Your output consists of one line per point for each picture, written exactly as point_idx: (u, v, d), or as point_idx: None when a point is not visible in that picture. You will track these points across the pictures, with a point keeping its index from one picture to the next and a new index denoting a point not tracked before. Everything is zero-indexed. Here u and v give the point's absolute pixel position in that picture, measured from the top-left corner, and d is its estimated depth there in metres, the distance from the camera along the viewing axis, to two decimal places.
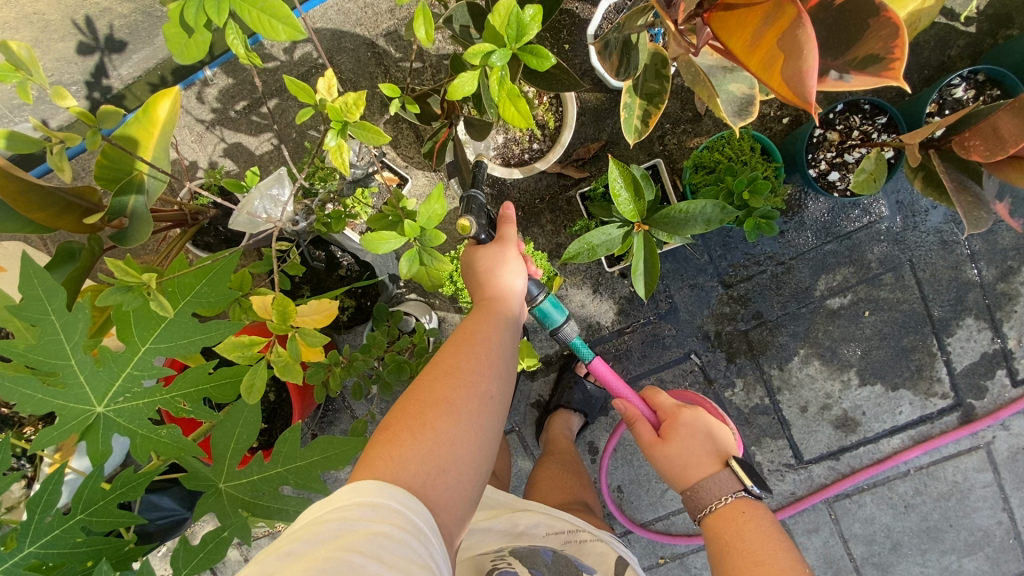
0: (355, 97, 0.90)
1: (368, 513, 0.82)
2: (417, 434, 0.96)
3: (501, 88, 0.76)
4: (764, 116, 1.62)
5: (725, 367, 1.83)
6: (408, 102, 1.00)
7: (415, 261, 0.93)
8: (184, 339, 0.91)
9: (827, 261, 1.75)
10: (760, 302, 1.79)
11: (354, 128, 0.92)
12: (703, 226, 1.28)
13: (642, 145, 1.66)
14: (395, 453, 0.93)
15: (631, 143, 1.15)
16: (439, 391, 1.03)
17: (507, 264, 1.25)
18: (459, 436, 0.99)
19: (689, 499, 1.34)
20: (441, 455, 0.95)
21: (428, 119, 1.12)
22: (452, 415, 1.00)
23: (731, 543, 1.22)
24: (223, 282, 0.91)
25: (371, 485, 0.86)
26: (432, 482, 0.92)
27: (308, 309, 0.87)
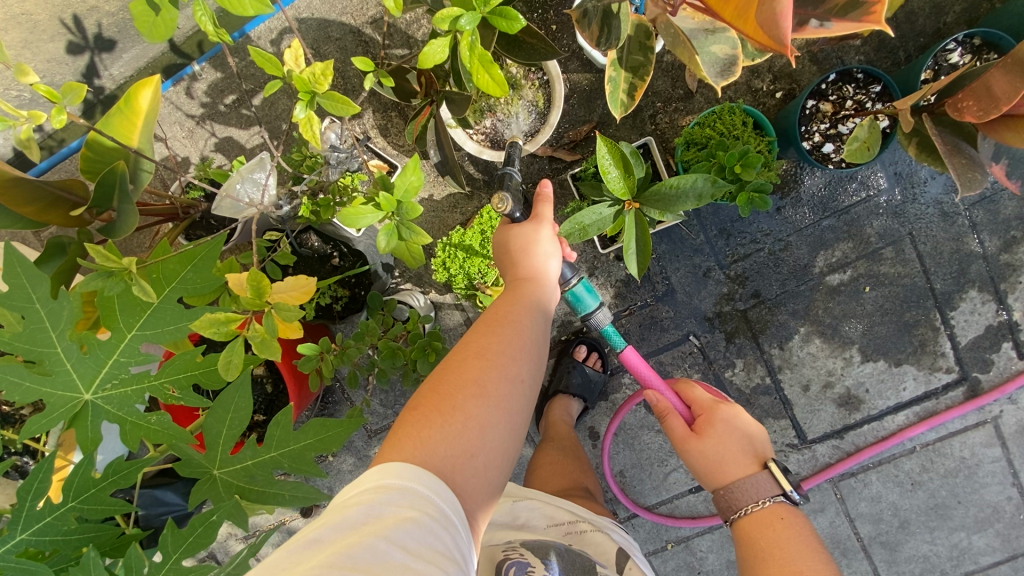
0: (321, 69, 0.89)
1: (395, 498, 0.81)
2: (447, 415, 0.96)
3: (472, 53, 0.75)
4: (757, 91, 1.60)
5: (724, 348, 1.81)
6: (382, 75, 0.99)
7: (395, 235, 0.93)
8: (171, 326, 0.91)
9: (826, 237, 1.73)
10: (758, 281, 1.76)
11: (324, 99, 0.93)
12: (694, 202, 1.26)
13: (633, 124, 1.65)
14: (426, 433, 0.93)
15: (618, 118, 1.14)
16: (472, 372, 1.03)
17: (540, 246, 1.27)
18: (489, 421, 0.99)
19: (723, 499, 1.33)
20: (471, 438, 0.96)
21: (408, 96, 1.11)
22: (484, 397, 1.00)
23: (765, 548, 1.22)
24: (207, 268, 0.91)
25: (401, 468, 0.86)
26: (460, 467, 0.92)
27: (286, 287, 0.87)
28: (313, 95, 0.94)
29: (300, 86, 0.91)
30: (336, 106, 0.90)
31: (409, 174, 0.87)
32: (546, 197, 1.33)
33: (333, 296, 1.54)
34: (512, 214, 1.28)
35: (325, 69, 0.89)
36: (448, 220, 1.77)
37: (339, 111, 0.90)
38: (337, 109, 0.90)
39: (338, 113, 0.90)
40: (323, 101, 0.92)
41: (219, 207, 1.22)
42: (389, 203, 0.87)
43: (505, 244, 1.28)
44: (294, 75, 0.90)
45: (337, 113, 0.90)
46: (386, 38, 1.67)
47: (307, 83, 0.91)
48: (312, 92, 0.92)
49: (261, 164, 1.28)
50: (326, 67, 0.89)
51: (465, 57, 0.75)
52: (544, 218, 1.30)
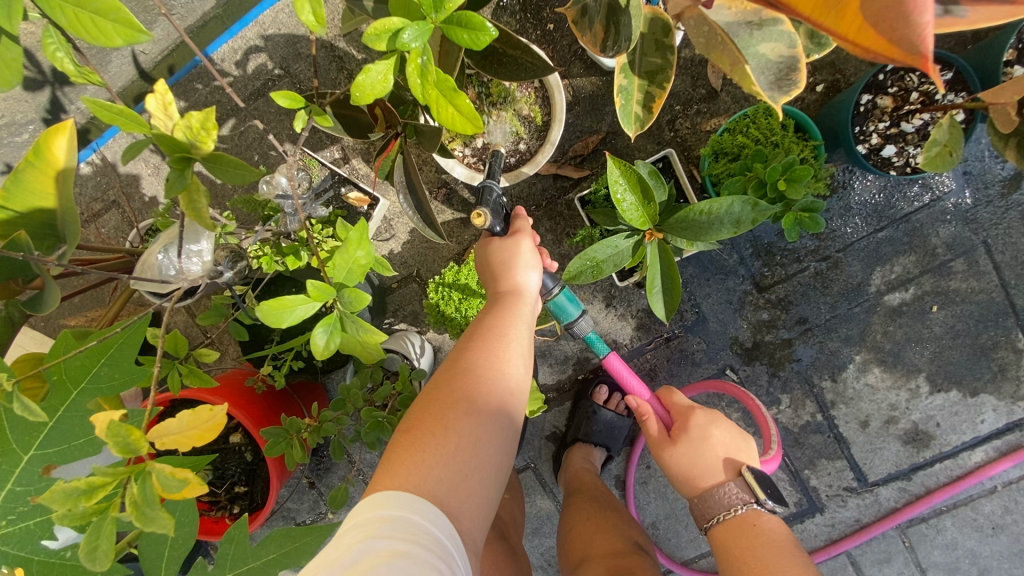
0: (198, 123, 0.60)
1: (389, 531, 0.70)
2: (438, 435, 0.83)
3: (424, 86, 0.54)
4: (793, 86, 1.36)
5: (767, 382, 1.57)
6: (318, 115, 0.80)
7: (336, 328, 0.75)
8: (80, 440, 0.73)
9: (882, 251, 1.47)
10: (804, 305, 1.52)
11: (207, 165, 0.66)
12: (731, 230, 1.03)
13: (648, 133, 1.42)
14: (417, 457, 0.80)
15: (632, 136, 0.92)
16: (461, 388, 0.89)
17: (523, 257, 1.05)
18: (483, 439, 0.85)
19: (698, 509, 1.22)
20: (467, 459, 0.83)
21: (365, 132, 0.91)
22: (476, 416, 0.86)
23: (740, 562, 1.12)
24: (128, 360, 0.75)
25: (393, 497, 0.75)
26: (457, 488, 0.80)
27: (177, 424, 0.50)
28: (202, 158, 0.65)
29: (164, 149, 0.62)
30: (203, 201, 0.63)
31: (350, 249, 0.70)
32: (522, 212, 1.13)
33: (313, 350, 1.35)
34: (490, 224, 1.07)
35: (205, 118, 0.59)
36: (443, 252, 1.56)
37: (195, 209, 0.63)
38: (196, 207, 0.63)
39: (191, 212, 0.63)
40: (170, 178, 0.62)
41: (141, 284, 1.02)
42: (324, 292, 0.69)
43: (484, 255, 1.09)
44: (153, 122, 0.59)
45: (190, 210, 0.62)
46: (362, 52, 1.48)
47: (175, 145, 0.62)
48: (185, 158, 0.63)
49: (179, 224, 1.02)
50: (211, 124, 0.60)
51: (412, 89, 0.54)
52: (525, 229, 1.09)
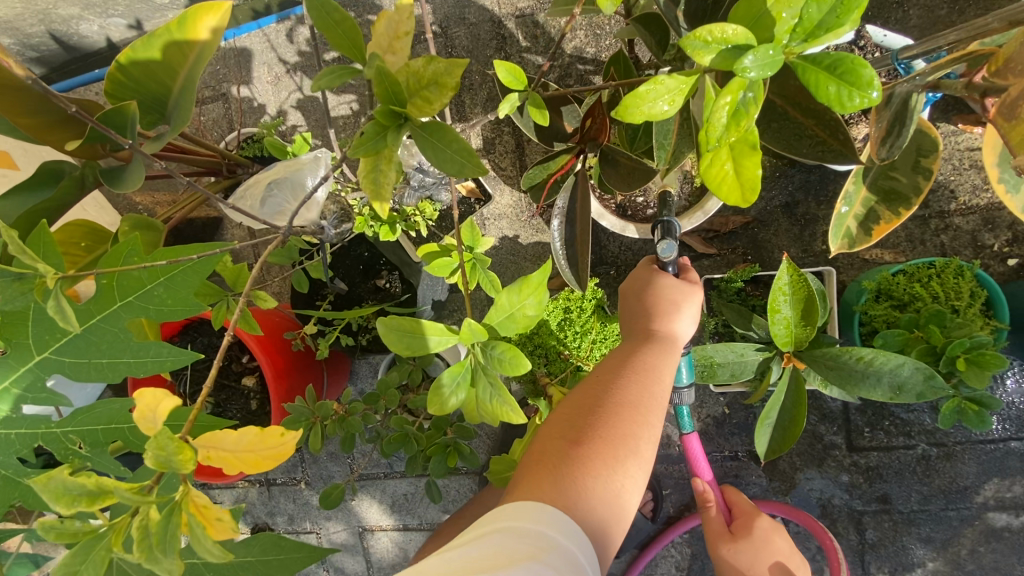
0: (424, 99, 0.46)
1: (557, 561, 0.55)
2: (602, 465, 0.68)
3: (729, 136, 0.37)
4: (981, 248, 1.18)
5: (815, 548, 1.37)
6: (535, 105, 0.56)
7: (464, 381, 0.56)
8: (103, 359, 0.62)
9: (1006, 463, 1.27)
10: (892, 484, 1.32)
11: (418, 136, 0.48)
12: (887, 393, 0.86)
13: (798, 236, 1.25)
14: (588, 481, 0.66)
15: (832, 250, 0.77)
16: (636, 421, 0.73)
17: (693, 308, 0.89)
18: (641, 485, 0.72)
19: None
20: (625, 505, 0.69)
21: (553, 139, 0.73)
22: (644, 460, 0.72)
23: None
24: (186, 287, 0.64)
25: (558, 518, 0.61)
26: (612, 532, 0.67)
27: (235, 439, 0.37)
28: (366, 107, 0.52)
29: (379, 97, 0.46)
30: (389, 182, 0.50)
31: (518, 293, 0.52)
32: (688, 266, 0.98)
33: (363, 325, 1.22)
34: (665, 260, 0.91)
35: (441, 93, 0.46)
36: (526, 272, 1.40)
37: (375, 191, 0.50)
38: (375, 183, 0.50)
39: (372, 199, 0.51)
40: (365, 135, 0.47)
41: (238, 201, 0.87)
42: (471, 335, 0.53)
43: (652, 284, 0.89)
44: (388, 69, 0.44)
45: (370, 194, 0.50)
46: (529, 40, 1.35)
47: (395, 95, 0.46)
48: (396, 126, 0.49)
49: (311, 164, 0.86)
50: (445, 94, 0.46)
51: (710, 131, 0.37)
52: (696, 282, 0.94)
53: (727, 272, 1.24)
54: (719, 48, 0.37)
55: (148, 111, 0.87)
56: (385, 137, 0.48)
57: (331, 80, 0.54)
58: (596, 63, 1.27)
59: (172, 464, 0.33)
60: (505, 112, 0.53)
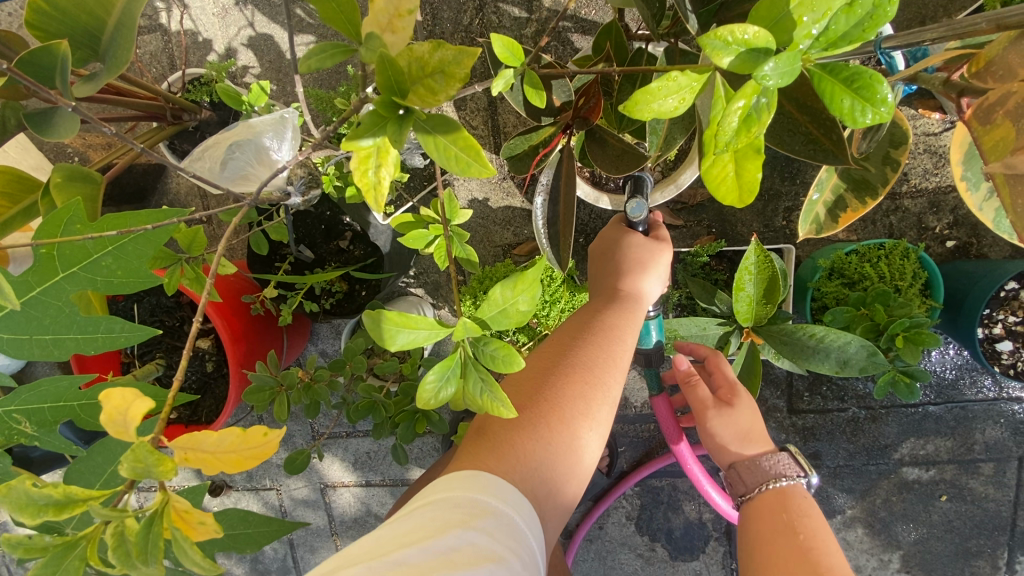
0: (428, 88, 0.42)
1: (490, 526, 0.57)
2: (543, 431, 0.69)
3: (738, 141, 0.36)
4: (925, 230, 1.26)
5: None
6: (530, 83, 0.53)
7: (454, 375, 0.54)
8: (46, 335, 0.57)
9: (923, 425, 1.41)
10: (823, 443, 1.44)
11: (422, 128, 0.45)
12: (834, 367, 0.92)
13: (761, 211, 1.29)
14: (528, 446, 0.68)
15: (800, 235, 0.81)
16: (587, 383, 0.74)
17: (662, 264, 0.91)
18: (594, 445, 0.74)
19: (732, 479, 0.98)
20: (572, 466, 0.71)
21: (539, 113, 0.70)
22: (595, 420, 0.73)
23: (771, 538, 0.86)
24: (138, 257, 0.60)
25: (493, 483, 0.62)
26: (558, 492, 0.69)
27: (214, 441, 0.35)
28: (359, 91, 0.47)
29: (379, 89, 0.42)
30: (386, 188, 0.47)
31: (512, 289, 0.50)
32: (660, 223, 1.00)
33: (326, 288, 1.19)
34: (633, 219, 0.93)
35: (448, 84, 0.41)
36: (495, 237, 1.38)
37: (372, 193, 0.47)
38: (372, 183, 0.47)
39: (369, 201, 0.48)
40: (361, 127, 0.44)
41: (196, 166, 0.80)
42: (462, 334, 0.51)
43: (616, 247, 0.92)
44: (390, 55, 0.40)
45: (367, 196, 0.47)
46: None
47: (398, 87, 0.42)
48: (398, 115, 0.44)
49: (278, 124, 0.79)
50: (452, 85, 0.41)
51: (721, 135, 0.36)
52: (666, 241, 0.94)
53: (692, 245, 1.27)
54: (738, 50, 0.36)
55: (77, 45, 0.75)
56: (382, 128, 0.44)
57: (324, 60, 0.48)
58: (576, 20, 1.21)
59: (150, 474, 0.32)
60: (501, 89, 0.49)
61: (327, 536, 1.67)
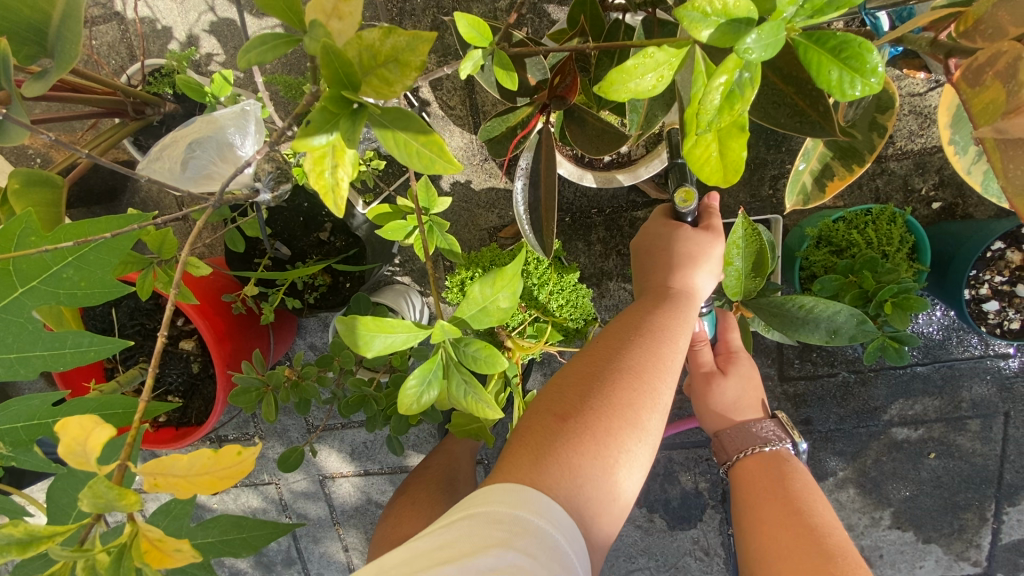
0: (383, 79, 0.40)
1: (532, 546, 0.57)
2: (596, 444, 0.68)
3: (721, 120, 0.34)
4: (911, 192, 1.25)
5: None
6: (501, 64, 0.50)
7: (435, 378, 0.53)
8: (12, 353, 0.54)
9: (911, 385, 1.43)
10: (814, 408, 1.46)
11: (379, 123, 0.41)
12: (823, 337, 0.92)
13: (748, 181, 1.27)
14: (573, 461, 0.66)
15: (787, 207, 0.79)
16: (636, 391, 0.73)
17: (712, 261, 0.91)
18: (643, 461, 0.72)
19: (723, 441, 1.05)
20: (618, 482, 0.69)
21: (517, 95, 0.68)
22: (643, 433, 0.72)
23: (764, 496, 0.91)
24: (103, 267, 0.58)
25: (537, 500, 0.62)
26: (605, 511, 0.67)
27: (185, 464, 0.33)
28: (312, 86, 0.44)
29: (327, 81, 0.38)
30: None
31: (492, 286, 0.48)
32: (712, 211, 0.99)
33: (309, 282, 1.16)
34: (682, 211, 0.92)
35: (404, 73, 0.39)
36: (479, 220, 1.35)
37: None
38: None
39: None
40: (312, 124, 0.40)
41: (149, 167, 0.74)
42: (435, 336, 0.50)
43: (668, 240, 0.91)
44: (335, 46, 0.37)
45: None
46: None
47: (348, 80, 0.39)
48: (351, 112, 0.42)
49: (238, 118, 0.75)
50: (408, 74, 0.39)
51: (702, 114, 0.34)
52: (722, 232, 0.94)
53: None
54: (716, 22, 0.33)
55: (24, 43, 0.71)
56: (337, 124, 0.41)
57: (264, 54, 0.45)
58: None
59: (112, 508, 0.31)
60: (469, 73, 0.47)
61: (330, 526, 1.68)
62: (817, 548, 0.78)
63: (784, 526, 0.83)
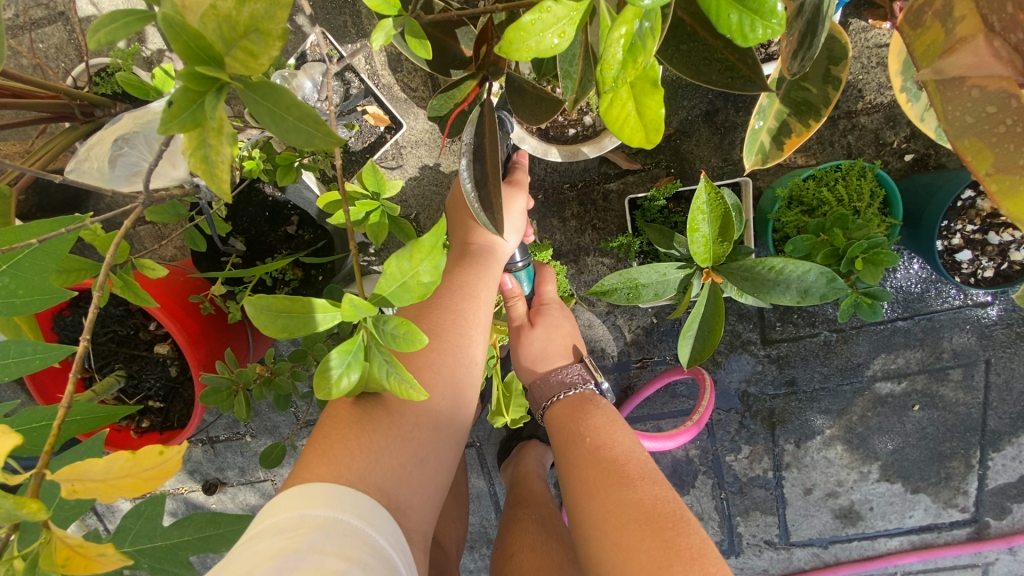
0: (248, 52, 0.33)
1: (325, 536, 0.60)
2: (392, 416, 0.79)
3: (625, 74, 0.32)
4: (883, 145, 1.23)
5: (735, 430, 1.53)
6: (414, 34, 0.51)
7: (356, 360, 0.53)
8: None
9: (893, 340, 1.43)
10: (798, 369, 1.47)
11: (250, 102, 0.35)
12: (794, 298, 0.92)
13: (719, 145, 1.25)
14: (362, 440, 0.75)
15: (746, 167, 0.78)
16: (432, 349, 0.88)
17: (512, 217, 1.03)
18: (436, 405, 0.85)
19: (536, 392, 1.18)
20: (418, 438, 0.81)
21: (450, 66, 0.71)
22: (437, 388, 0.85)
23: (571, 438, 1.02)
24: (40, 274, 0.56)
25: (323, 494, 0.65)
26: (407, 480, 0.77)
27: (102, 467, 0.33)
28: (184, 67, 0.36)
29: (182, 57, 0.32)
30: (225, 164, 0.34)
31: (410, 260, 0.48)
32: (519, 163, 1.10)
33: (279, 276, 1.14)
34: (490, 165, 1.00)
35: (267, 44, 0.33)
36: None
37: (208, 173, 0.35)
38: (206, 161, 0.35)
39: (203, 180, 0.35)
40: (174, 105, 0.32)
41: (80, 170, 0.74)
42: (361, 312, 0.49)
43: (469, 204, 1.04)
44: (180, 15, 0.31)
45: (199, 176, 0.35)
46: None
47: (207, 55, 0.33)
48: (219, 91, 0.35)
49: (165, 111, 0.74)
50: (274, 44, 0.33)
51: (605, 70, 0.33)
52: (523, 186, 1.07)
53: (650, 188, 1.24)
54: None
55: None
56: (203, 105, 0.34)
57: (118, 32, 0.38)
58: None
59: None
60: (380, 43, 0.50)
61: None
62: (619, 475, 0.88)
63: (592, 464, 0.92)
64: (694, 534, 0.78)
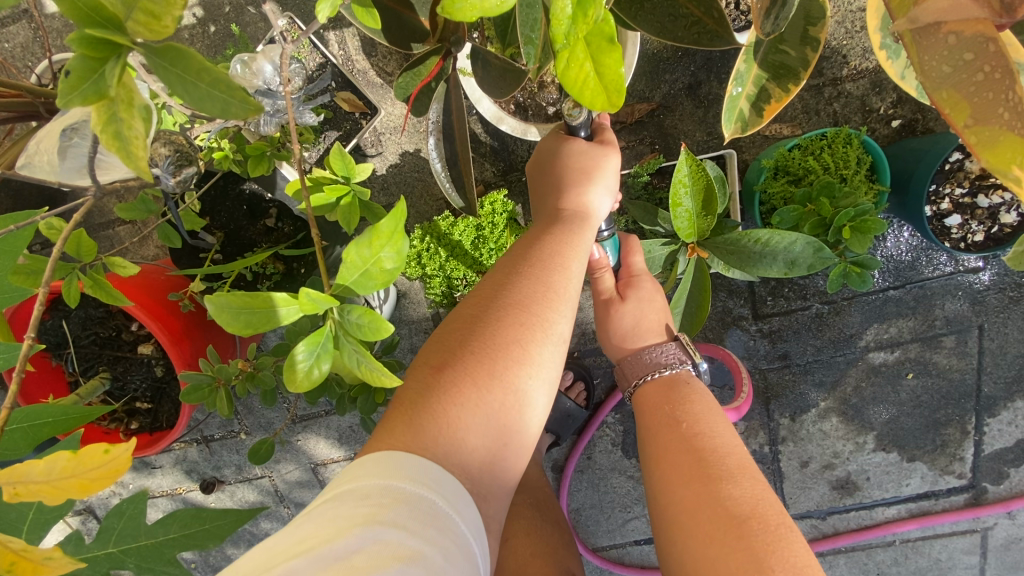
0: (150, 14, 0.32)
1: (403, 515, 0.57)
2: (483, 388, 0.71)
3: (576, 29, 0.31)
4: (870, 112, 1.21)
5: (729, 407, 1.52)
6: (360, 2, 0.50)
7: (325, 349, 0.51)
8: None
9: (886, 309, 1.43)
10: (791, 343, 1.46)
11: (156, 68, 0.32)
12: (782, 269, 0.90)
13: (704, 118, 1.23)
14: (450, 411, 0.68)
15: (726, 136, 0.76)
16: (524, 321, 0.77)
17: (606, 177, 0.93)
18: (534, 382, 0.76)
19: (627, 368, 1.10)
20: (507, 415, 0.73)
21: (409, 40, 0.69)
22: (533, 365, 0.76)
23: (662, 422, 0.94)
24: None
25: (409, 466, 0.62)
26: (492, 457, 0.71)
27: (46, 468, 0.33)
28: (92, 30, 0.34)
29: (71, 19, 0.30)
30: (139, 139, 0.34)
31: (370, 247, 0.46)
32: (606, 126, 1.00)
33: (260, 271, 1.12)
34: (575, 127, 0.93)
35: (169, 4, 0.31)
36: (433, 189, 1.30)
37: (122, 150, 0.34)
38: (120, 138, 0.34)
39: (119, 159, 0.34)
40: (73, 75, 0.31)
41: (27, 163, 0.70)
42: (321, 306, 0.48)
43: (560, 159, 0.94)
44: None
45: (114, 154, 0.34)
46: None
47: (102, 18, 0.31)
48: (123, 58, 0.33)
49: None
50: (176, 2, 0.31)
51: (556, 26, 0.31)
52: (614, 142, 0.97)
53: (635, 165, 1.22)
54: None
55: None
56: (105, 74, 0.32)
57: None
58: None
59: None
60: (326, 14, 0.47)
61: None
62: (711, 469, 0.81)
63: (683, 451, 0.85)
64: (801, 546, 0.70)
